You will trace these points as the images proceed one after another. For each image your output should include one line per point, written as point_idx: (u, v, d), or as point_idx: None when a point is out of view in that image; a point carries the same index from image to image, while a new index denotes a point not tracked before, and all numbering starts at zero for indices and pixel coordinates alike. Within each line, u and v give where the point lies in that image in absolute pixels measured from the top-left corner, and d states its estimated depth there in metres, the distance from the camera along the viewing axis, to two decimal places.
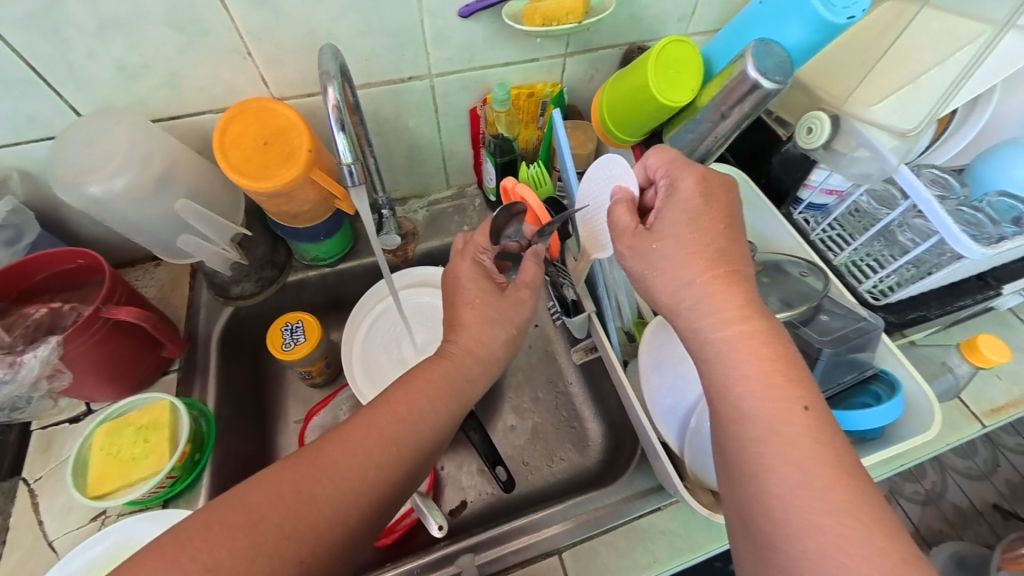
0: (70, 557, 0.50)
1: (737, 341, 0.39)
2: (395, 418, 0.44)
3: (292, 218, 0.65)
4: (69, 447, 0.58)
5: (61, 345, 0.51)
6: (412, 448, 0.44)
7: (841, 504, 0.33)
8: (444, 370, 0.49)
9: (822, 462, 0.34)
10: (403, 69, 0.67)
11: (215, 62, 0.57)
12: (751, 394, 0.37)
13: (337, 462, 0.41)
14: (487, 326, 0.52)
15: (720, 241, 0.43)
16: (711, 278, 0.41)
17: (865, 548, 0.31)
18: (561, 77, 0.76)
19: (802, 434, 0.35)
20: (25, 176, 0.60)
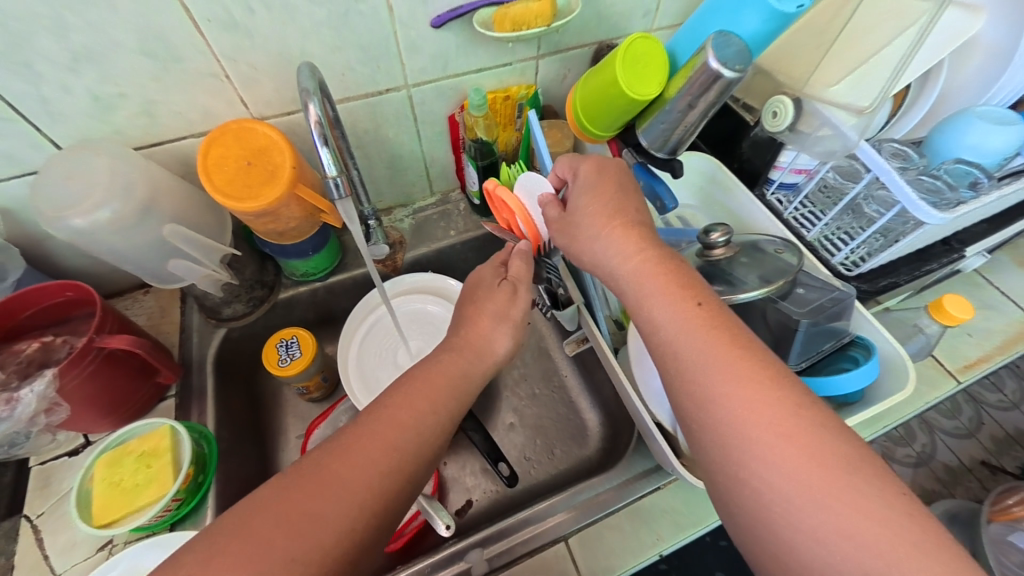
0: None
1: (640, 267, 0.44)
2: (395, 421, 0.45)
3: (279, 235, 0.65)
4: (70, 480, 0.58)
5: (56, 379, 0.51)
6: (419, 448, 0.45)
7: (747, 373, 0.37)
8: (444, 376, 0.51)
9: (722, 343, 0.39)
10: (379, 81, 0.68)
11: (192, 87, 0.58)
12: (658, 303, 0.42)
13: (346, 480, 0.40)
14: (483, 322, 0.56)
15: (616, 192, 0.48)
16: (612, 217, 0.46)
17: (768, 403, 0.36)
18: (535, 79, 0.79)
19: (696, 322, 0.40)
20: (5, 213, 0.60)
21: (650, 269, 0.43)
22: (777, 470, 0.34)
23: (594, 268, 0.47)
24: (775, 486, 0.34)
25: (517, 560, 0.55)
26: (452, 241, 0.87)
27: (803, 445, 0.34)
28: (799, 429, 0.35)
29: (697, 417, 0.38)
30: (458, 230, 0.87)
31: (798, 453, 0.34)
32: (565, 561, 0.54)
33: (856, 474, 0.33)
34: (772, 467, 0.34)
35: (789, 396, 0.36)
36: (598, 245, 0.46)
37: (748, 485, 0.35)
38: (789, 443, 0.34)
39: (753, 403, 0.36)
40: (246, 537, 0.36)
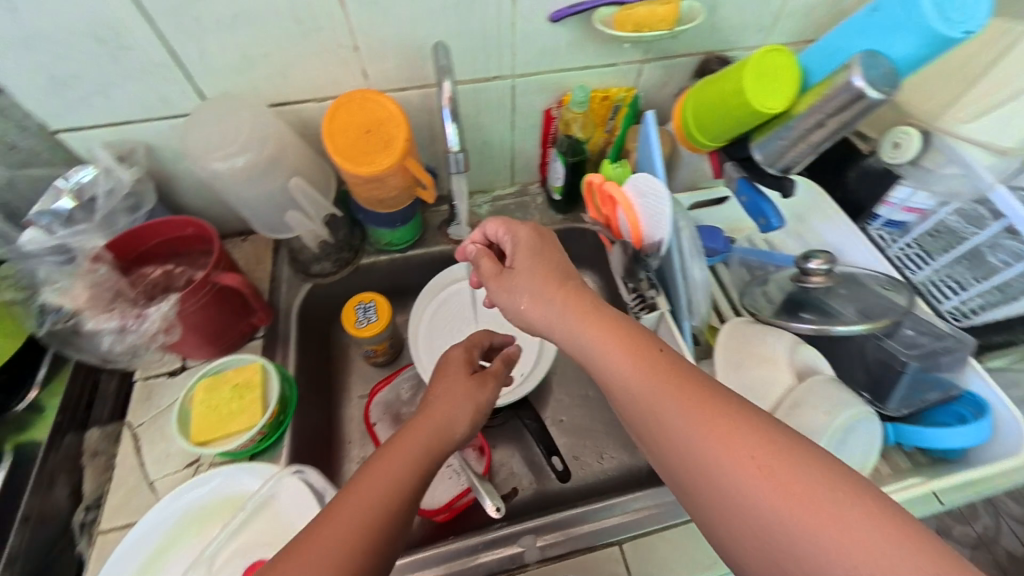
0: (177, 494, 0.54)
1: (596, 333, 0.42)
2: (376, 488, 0.40)
3: (378, 203, 0.69)
4: (168, 398, 0.63)
5: (177, 304, 0.56)
6: (407, 486, 0.41)
7: (723, 422, 0.34)
8: (424, 435, 0.46)
9: (692, 400, 0.36)
10: (488, 68, 0.70)
11: (325, 55, 0.62)
12: (622, 374, 0.40)
13: (318, 564, 0.34)
14: (454, 401, 0.50)
15: (540, 259, 0.49)
16: (540, 280, 0.47)
17: (753, 452, 0.32)
18: (636, 82, 0.78)
19: (657, 383, 0.38)
20: (147, 150, 0.66)
21: (598, 322, 0.43)
22: (798, 532, 0.29)
23: (545, 334, 0.47)
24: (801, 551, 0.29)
25: (568, 552, 0.56)
26: None
27: (812, 502, 0.30)
28: (795, 475, 0.31)
29: (694, 486, 0.34)
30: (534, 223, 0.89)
31: (809, 509, 0.30)
32: (617, 563, 0.54)
33: (879, 526, 0.28)
34: (798, 540, 0.30)
35: (773, 441, 0.32)
36: (543, 310, 0.46)
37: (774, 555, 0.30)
38: (795, 504, 0.30)
39: (741, 455, 0.32)
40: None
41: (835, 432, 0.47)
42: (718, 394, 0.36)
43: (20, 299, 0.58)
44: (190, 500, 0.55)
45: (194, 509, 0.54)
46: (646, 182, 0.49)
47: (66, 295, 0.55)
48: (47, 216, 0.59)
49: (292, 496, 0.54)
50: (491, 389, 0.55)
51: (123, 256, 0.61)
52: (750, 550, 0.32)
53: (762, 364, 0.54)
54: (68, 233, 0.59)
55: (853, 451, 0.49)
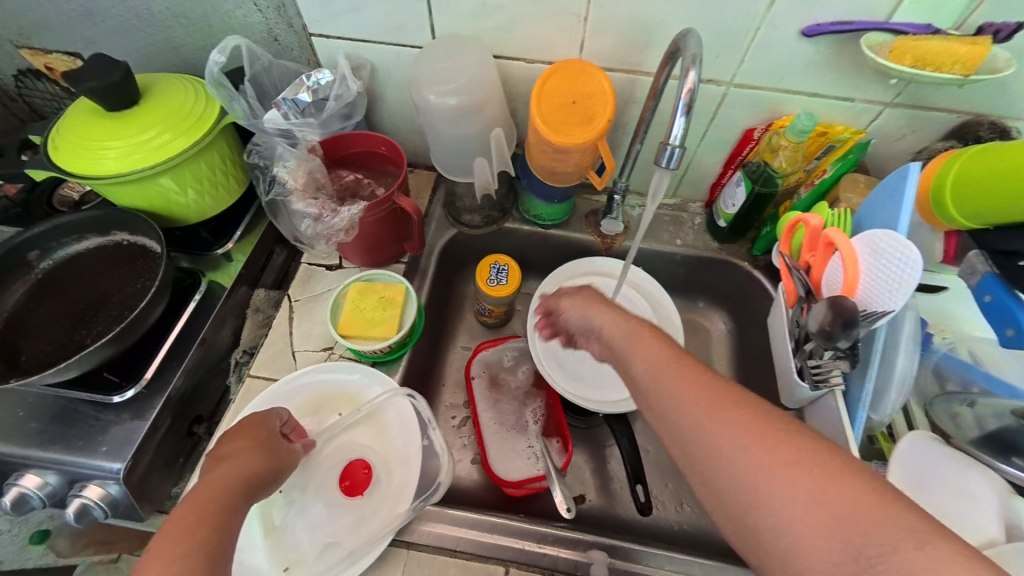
0: (315, 369, 0.63)
1: (617, 319, 0.46)
2: (178, 521, 0.36)
3: (550, 174, 0.69)
4: (322, 286, 0.72)
5: (362, 211, 0.62)
6: (213, 522, 0.37)
7: (718, 394, 0.35)
8: (233, 479, 0.42)
9: (679, 374, 0.37)
10: (706, 70, 0.66)
11: (555, 18, 0.62)
12: (636, 346, 0.42)
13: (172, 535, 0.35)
14: (251, 455, 0.46)
15: (592, 293, 0.50)
16: (598, 309, 0.48)
17: (744, 420, 0.33)
18: (865, 126, 0.68)
19: (658, 353, 0.40)
20: (371, 70, 0.73)
21: (619, 317, 0.46)
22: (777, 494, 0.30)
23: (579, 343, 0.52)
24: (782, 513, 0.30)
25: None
26: (675, 250, 0.83)
27: (791, 482, 0.30)
28: (770, 442, 0.32)
29: (693, 463, 0.35)
30: (685, 242, 0.83)
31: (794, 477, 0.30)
32: None
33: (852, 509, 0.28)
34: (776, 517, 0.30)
35: (756, 424, 0.33)
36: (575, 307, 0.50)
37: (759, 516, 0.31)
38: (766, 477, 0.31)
39: (737, 427, 0.33)
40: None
41: None
42: (706, 376, 0.37)
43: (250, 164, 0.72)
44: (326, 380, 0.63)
45: (328, 387, 0.63)
46: (894, 242, 0.42)
47: (289, 172, 0.65)
48: (289, 103, 0.68)
49: (399, 418, 0.61)
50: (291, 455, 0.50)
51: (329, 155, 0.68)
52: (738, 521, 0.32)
53: (957, 499, 0.43)
54: (298, 122, 0.68)
55: None
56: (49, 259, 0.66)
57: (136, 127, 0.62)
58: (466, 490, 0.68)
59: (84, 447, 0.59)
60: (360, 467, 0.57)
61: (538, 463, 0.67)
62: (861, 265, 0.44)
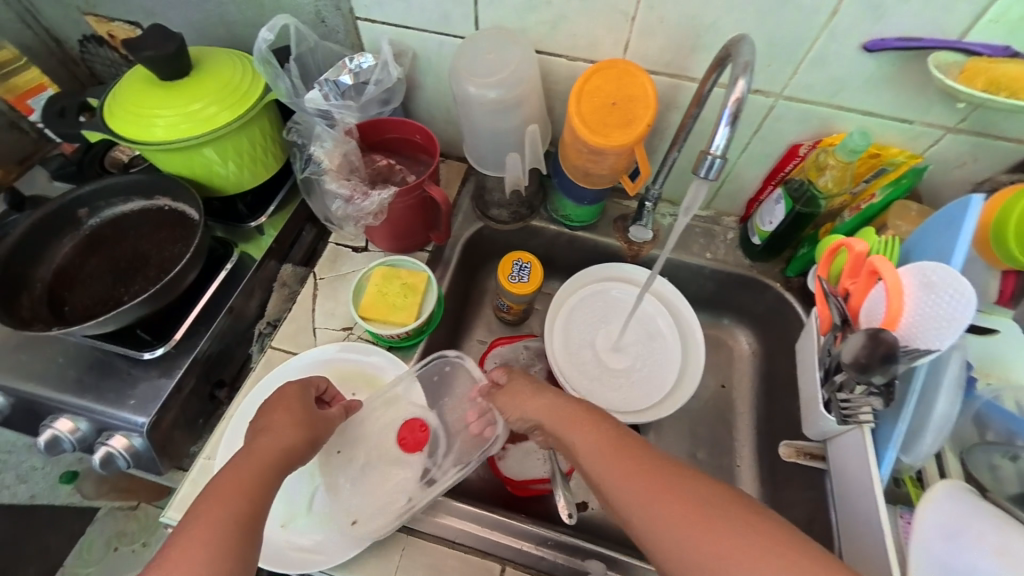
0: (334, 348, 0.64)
1: (563, 416, 0.53)
2: (217, 495, 0.42)
3: (583, 175, 0.67)
4: (348, 268, 0.73)
5: (393, 197, 0.63)
6: (250, 500, 0.42)
7: (648, 469, 0.45)
8: (264, 458, 0.46)
9: (619, 455, 0.46)
10: (754, 80, 0.63)
11: (603, 16, 0.61)
12: (577, 450, 0.49)
13: (200, 518, 0.40)
14: (285, 429, 0.49)
15: (530, 384, 0.58)
16: (533, 403, 0.56)
17: (669, 487, 0.43)
18: (924, 150, 0.64)
19: (598, 442, 0.48)
20: (413, 57, 0.73)
21: (564, 413, 0.53)
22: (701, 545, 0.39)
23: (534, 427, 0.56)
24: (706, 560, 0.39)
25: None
26: (704, 263, 0.80)
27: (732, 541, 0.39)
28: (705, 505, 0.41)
29: (641, 536, 0.42)
30: (715, 256, 0.81)
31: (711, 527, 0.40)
32: None
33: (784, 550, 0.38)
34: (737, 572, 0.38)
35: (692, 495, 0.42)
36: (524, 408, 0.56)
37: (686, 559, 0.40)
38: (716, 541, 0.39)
39: (669, 501, 0.42)
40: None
41: None
42: (640, 453, 0.46)
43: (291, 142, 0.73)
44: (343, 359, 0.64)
45: (344, 367, 0.64)
46: (947, 276, 0.40)
47: (325, 152, 0.66)
48: (330, 84, 0.70)
49: (415, 404, 0.61)
50: (330, 420, 0.53)
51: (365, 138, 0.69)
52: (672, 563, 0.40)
53: (994, 555, 0.40)
54: (336, 104, 0.69)
55: None
56: (97, 218, 0.69)
57: (187, 98, 0.64)
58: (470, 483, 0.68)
59: (113, 399, 0.62)
60: (418, 426, 0.60)
61: (545, 466, 0.66)
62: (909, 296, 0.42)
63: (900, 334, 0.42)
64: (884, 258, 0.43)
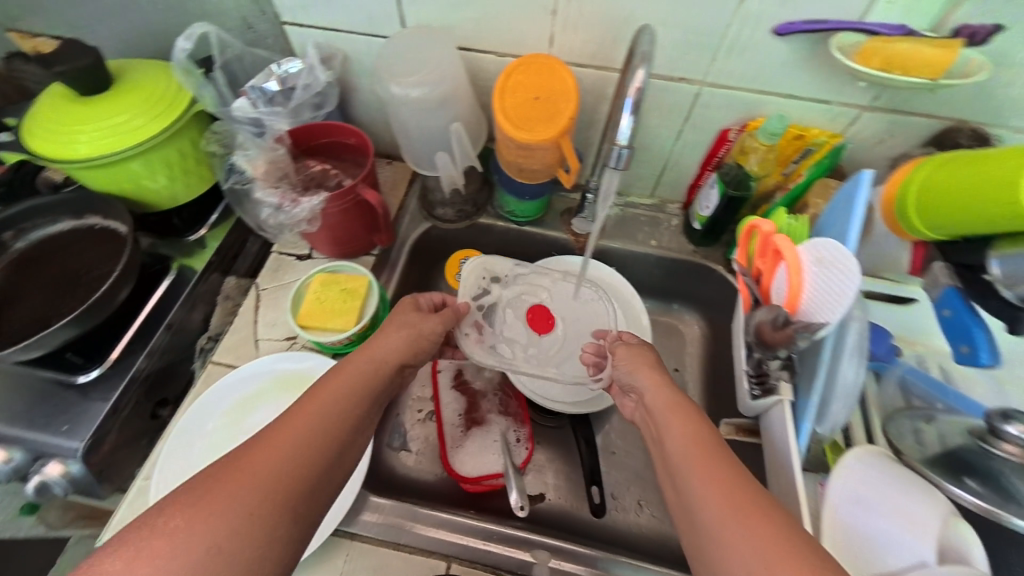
0: (276, 358, 0.63)
1: (655, 388, 0.49)
2: (312, 406, 0.41)
3: (519, 171, 0.68)
4: (292, 276, 0.72)
5: (324, 202, 0.62)
6: (342, 427, 0.41)
7: (731, 474, 0.37)
8: (350, 383, 0.45)
9: (700, 453, 0.40)
10: (679, 68, 0.64)
11: (526, 11, 0.61)
12: (671, 436, 0.43)
13: (289, 425, 0.39)
14: (380, 355, 0.49)
15: (644, 357, 0.55)
16: (645, 371, 0.52)
17: (734, 479, 0.37)
18: (844, 129, 0.66)
19: (688, 433, 0.42)
20: (344, 59, 0.72)
21: (666, 400, 0.47)
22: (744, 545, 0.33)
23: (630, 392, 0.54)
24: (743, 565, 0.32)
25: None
26: (649, 250, 0.82)
27: None
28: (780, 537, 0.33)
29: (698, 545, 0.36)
30: (660, 243, 0.82)
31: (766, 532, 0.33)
32: None
33: None
34: None
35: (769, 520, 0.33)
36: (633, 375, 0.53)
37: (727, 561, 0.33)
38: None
39: (738, 509, 0.35)
40: (157, 535, 0.32)
41: None
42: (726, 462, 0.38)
43: (219, 154, 0.71)
44: (285, 368, 0.63)
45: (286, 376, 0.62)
46: (833, 250, 0.42)
47: (250, 162, 0.65)
48: (257, 91, 0.68)
49: None
50: (427, 339, 0.55)
51: (297, 144, 0.68)
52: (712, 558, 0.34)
53: (897, 519, 0.42)
54: (267, 112, 0.68)
55: None
56: (24, 240, 0.67)
57: (113, 110, 0.62)
58: (424, 483, 0.68)
59: (45, 426, 0.60)
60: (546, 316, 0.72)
61: (498, 461, 0.67)
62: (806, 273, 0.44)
63: (802, 309, 0.44)
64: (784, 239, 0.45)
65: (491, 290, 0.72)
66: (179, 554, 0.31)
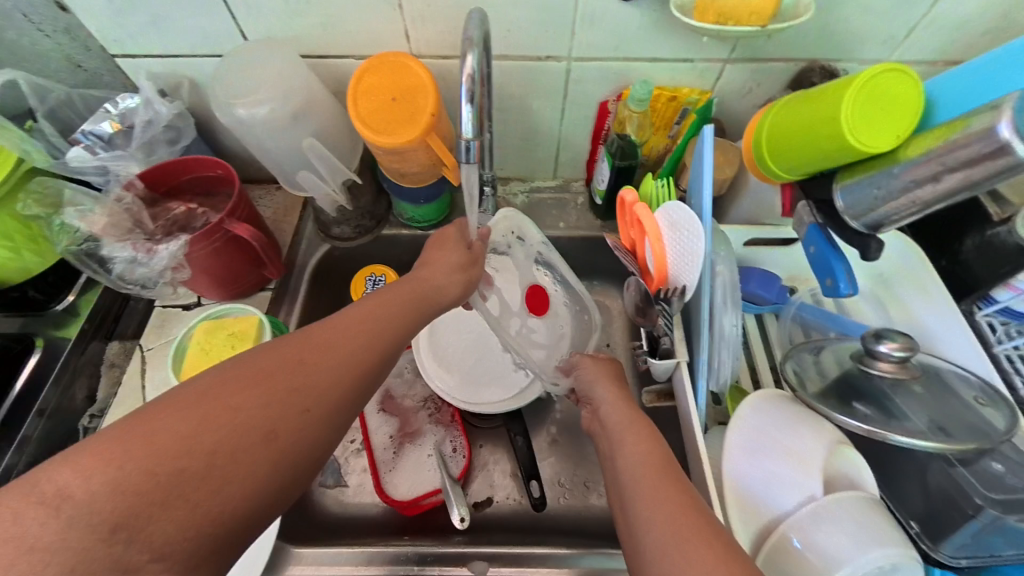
0: None
1: (614, 401, 0.50)
2: (377, 312, 0.44)
3: (400, 176, 0.65)
4: (178, 330, 0.68)
5: (187, 245, 0.58)
6: (397, 342, 0.45)
7: (678, 488, 0.37)
8: (388, 313, 0.45)
9: (652, 465, 0.40)
10: (543, 47, 0.63)
11: (368, 9, 0.57)
12: (623, 448, 0.43)
13: (327, 347, 0.40)
14: (418, 290, 0.49)
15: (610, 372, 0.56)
16: (605, 384, 0.53)
17: (688, 501, 0.36)
18: (714, 84, 0.66)
19: (641, 447, 0.42)
20: (192, 86, 0.66)
21: (622, 417, 0.47)
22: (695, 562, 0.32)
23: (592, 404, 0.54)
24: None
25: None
26: (559, 233, 0.81)
27: None
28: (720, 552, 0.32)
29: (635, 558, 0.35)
30: (569, 224, 0.82)
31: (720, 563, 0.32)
32: None
33: None
34: None
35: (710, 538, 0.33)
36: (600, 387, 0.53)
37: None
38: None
39: (682, 522, 0.35)
40: (218, 403, 0.35)
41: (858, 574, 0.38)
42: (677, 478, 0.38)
43: (43, 216, 0.59)
44: None
45: None
46: (684, 214, 0.43)
47: (84, 219, 0.58)
48: (92, 136, 0.63)
49: None
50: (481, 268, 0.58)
51: (154, 188, 0.62)
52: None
53: (789, 460, 0.45)
54: (109, 155, 0.62)
55: None
56: None
57: None
58: (362, 514, 0.67)
59: None
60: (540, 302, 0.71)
61: (434, 476, 0.67)
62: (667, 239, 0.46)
63: (669, 273, 0.47)
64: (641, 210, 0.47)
65: (511, 244, 0.69)
66: (242, 420, 0.35)
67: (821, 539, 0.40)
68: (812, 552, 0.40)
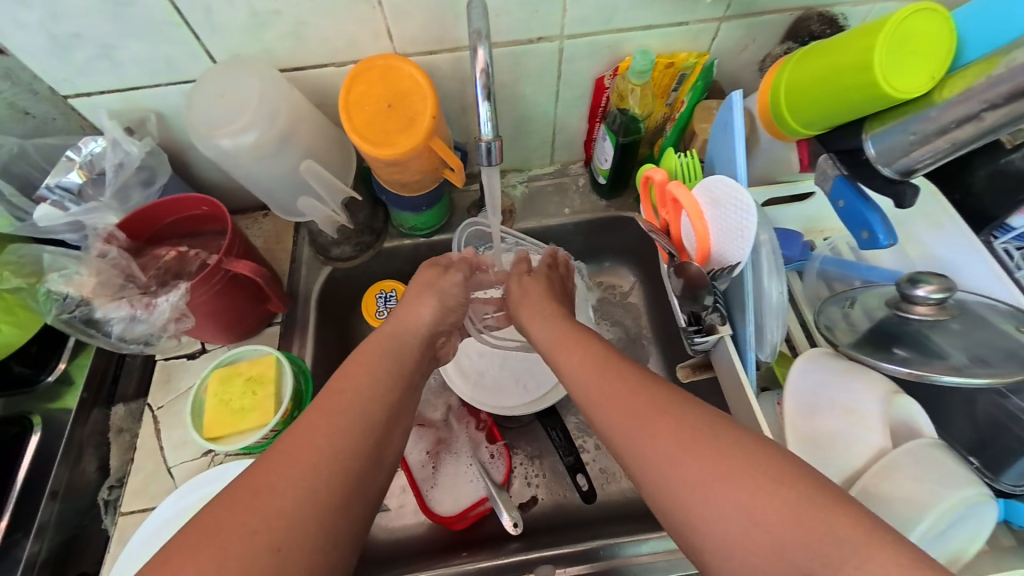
0: (186, 488, 0.55)
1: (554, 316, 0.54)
2: (339, 404, 0.40)
3: (402, 186, 0.61)
4: (185, 382, 0.64)
5: (187, 293, 0.53)
6: (370, 422, 0.40)
7: (599, 357, 0.45)
8: (352, 400, 0.41)
9: (575, 347, 0.47)
10: (533, 28, 0.59)
11: (344, 11, 0.52)
12: (550, 341, 0.51)
13: (293, 456, 0.36)
14: (381, 362, 0.46)
15: (541, 289, 0.59)
16: (535, 300, 0.58)
17: (608, 359, 0.44)
18: (709, 46, 0.64)
19: (578, 335, 0.49)
20: (159, 118, 0.61)
21: (559, 335, 0.50)
22: (733, 506, 0.31)
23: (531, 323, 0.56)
24: (655, 447, 0.35)
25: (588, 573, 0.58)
26: (565, 220, 0.79)
27: (654, 413, 0.37)
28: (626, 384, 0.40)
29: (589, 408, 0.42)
30: (573, 209, 0.79)
31: (779, 496, 0.30)
32: None
33: (679, 419, 0.36)
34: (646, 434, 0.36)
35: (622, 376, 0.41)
36: (528, 311, 0.57)
37: (712, 533, 0.31)
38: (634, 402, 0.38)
39: (602, 370, 0.43)
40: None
41: (941, 519, 0.39)
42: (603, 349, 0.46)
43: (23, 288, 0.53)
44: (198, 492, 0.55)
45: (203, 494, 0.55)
46: (726, 187, 0.43)
47: (71, 283, 0.53)
48: (59, 191, 0.58)
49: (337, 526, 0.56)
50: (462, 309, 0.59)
51: (136, 236, 0.58)
52: (686, 528, 0.32)
53: (847, 419, 0.45)
54: (81, 209, 0.57)
55: (956, 535, 0.41)
56: None
57: None
58: (409, 538, 0.66)
59: None
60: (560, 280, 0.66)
61: (478, 486, 0.66)
62: (704, 215, 0.45)
63: (714, 250, 0.46)
64: (677, 184, 0.46)
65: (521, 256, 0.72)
66: None
67: (895, 490, 0.41)
68: (894, 503, 0.40)
